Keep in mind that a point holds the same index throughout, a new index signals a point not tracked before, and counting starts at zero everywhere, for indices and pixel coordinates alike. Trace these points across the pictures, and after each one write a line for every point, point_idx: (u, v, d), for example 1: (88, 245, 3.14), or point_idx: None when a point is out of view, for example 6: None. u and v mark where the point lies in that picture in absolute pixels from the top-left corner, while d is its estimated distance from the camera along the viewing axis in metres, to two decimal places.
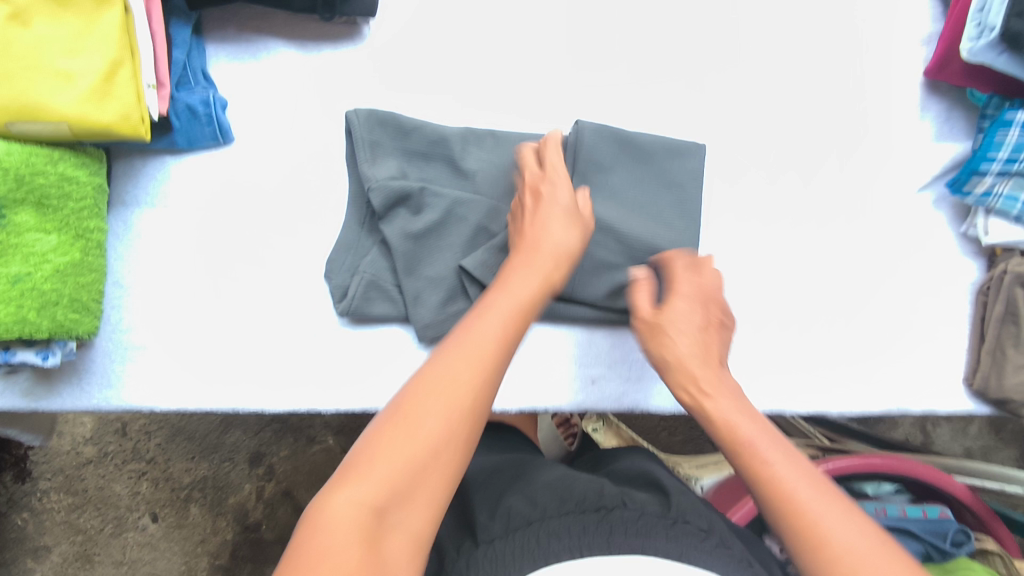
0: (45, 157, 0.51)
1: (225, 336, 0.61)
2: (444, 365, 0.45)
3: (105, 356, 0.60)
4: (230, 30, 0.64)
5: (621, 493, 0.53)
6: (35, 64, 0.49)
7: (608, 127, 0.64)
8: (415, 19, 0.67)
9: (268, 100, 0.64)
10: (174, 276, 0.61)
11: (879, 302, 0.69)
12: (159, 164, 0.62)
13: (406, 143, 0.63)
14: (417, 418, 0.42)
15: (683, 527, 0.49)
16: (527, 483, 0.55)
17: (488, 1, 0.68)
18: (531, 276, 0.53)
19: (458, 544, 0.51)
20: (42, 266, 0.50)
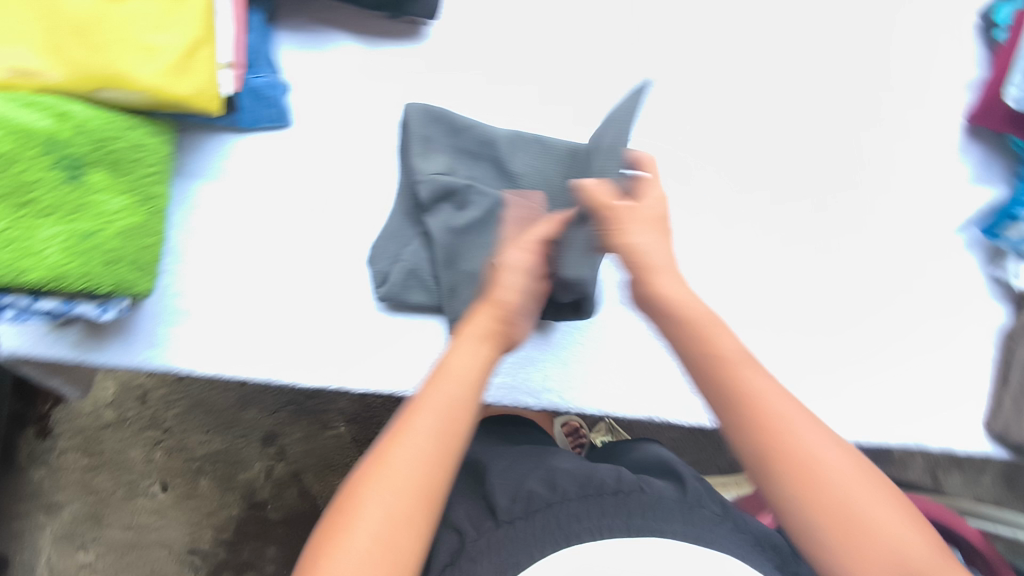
0: (122, 124, 0.54)
1: (266, 310, 0.64)
2: (387, 466, 0.44)
3: (151, 317, 0.62)
4: (299, 20, 0.67)
5: (639, 480, 0.54)
6: (125, 37, 0.52)
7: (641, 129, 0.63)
8: (474, 24, 0.70)
9: (329, 89, 0.67)
10: (224, 249, 0.64)
11: (902, 337, 0.70)
12: (220, 140, 0.64)
13: (458, 142, 0.65)
14: (357, 527, 0.43)
15: (699, 511, 0.52)
16: (544, 468, 0.57)
17: (545, 13, 0.71)
18: (467, 348, 0.51)
19: (477, 525, 0.51)
20: (110, 225, 0.53)
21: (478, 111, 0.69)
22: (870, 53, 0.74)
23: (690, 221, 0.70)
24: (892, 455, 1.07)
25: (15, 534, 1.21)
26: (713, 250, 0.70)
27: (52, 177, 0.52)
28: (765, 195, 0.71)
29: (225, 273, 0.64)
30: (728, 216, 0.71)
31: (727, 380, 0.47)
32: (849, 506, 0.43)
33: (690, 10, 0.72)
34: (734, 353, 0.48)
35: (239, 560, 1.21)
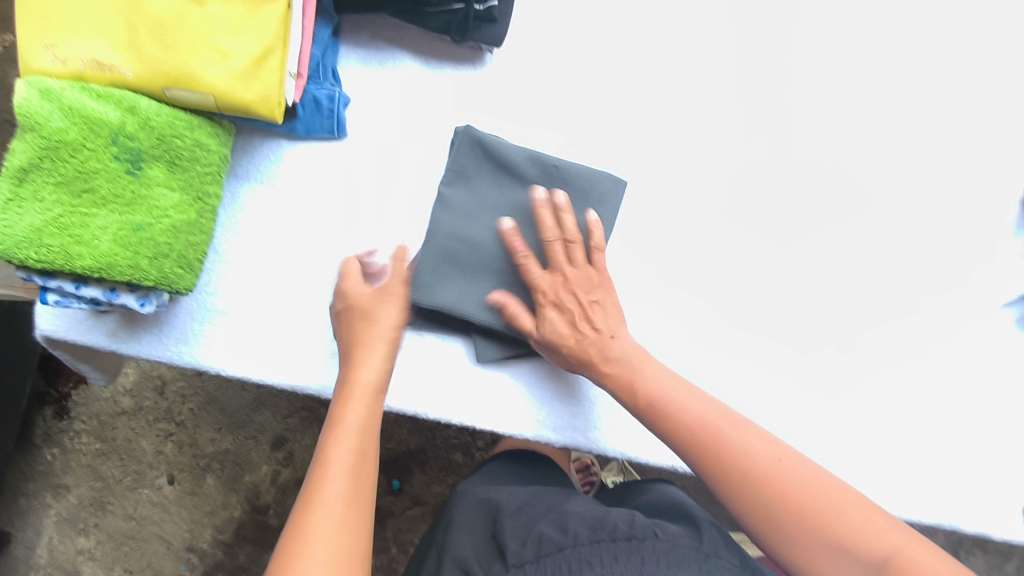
0: (185, 122, 0.55)
1: (299, 316, 0.64)
2: (319, 529, 0.48)
3: (187, 314, 0.63)
4: (364, 36, 0.68)
5: (652, 524, 0.52)
6: (199, 39, 0.53)
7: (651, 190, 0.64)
8: (534, 55, 0.70)
9: (386, 105, 0.68)
10: (265, 252, 0.64)
11: (944, 410, 0.68)
12: (274, 146, 0.65)
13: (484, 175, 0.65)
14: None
15: (716, 562, 0.49)
16: (557, 511, 0.55)
17: (605, 49, 0.71)
18: (360, 404, 0.55)
19: (488, 566, 0.51)
20: (162, 220, 0.54)
21: (529, 140, 0.69)
22: (932, 117, 0.72)
23: (732, 269, 0.69)
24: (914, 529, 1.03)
25: (19, 512, 1.20)
26: (753, 301, 0.69)
27: (113, 169, 0.53)
28: (812, 248, 0.70)
29: (264, 275, 0.64)
30: (773, 268, 0.69)
31: (675, 425, 0.56)
32: (822, 510, 0.50)
33: (752, 58, 0.72)
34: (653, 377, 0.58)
35: (234, 563, 1.20)
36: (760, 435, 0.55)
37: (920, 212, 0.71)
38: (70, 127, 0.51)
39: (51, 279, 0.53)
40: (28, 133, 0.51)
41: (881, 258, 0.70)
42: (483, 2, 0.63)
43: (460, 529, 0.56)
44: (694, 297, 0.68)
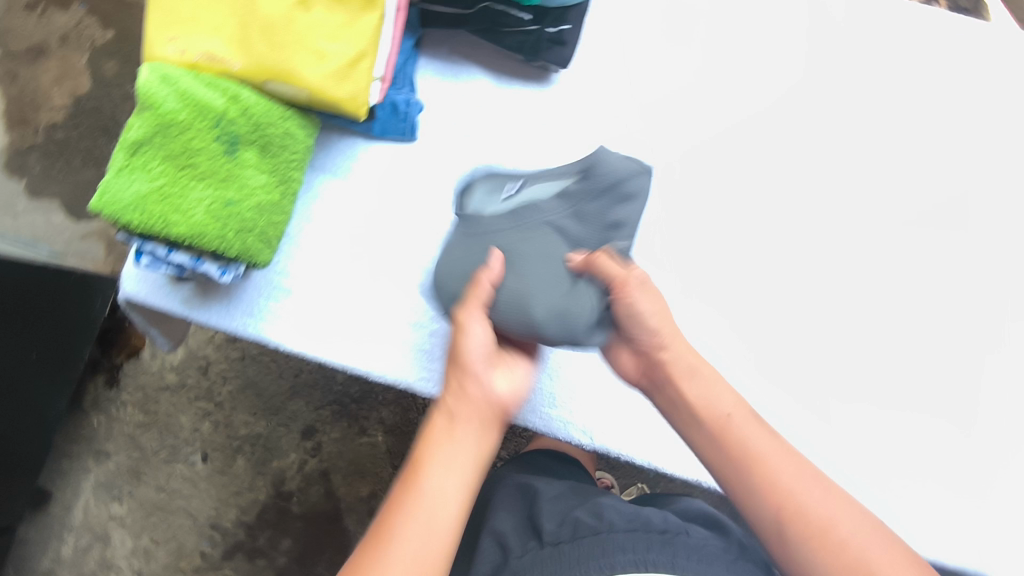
0: (279, 113, 0.61)
1: (356, 302, 0.68)
2: (403, 541, 0.46)
3: (256, 290, 0.68)
4: (442, 51, 0.74)
5: (684, 523, 0.56)
6: (302, 41, 0.60)
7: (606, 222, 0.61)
8: (598, 81, 0.75)
9: (455, 114, 0.73)
10: (331, 241, 0.69)
11: (977, 458, 0.68)
12: (350, 144, 0.71)
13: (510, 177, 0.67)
14: None
15: (741, 564, 0.53)
16: (596, 502, 0.58)
17: (665, 80, 0.75)
18: (470, 422, 0.52)
19: (523, 543, 0.54)
20: (249, 199, 0.60)
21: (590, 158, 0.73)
22: (988, 169, 0.73)
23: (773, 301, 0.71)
24: None
25: (60, 473, 1.27)
26: (796, 324, 0.70)
27: (213, 149, 0.59)
28: (855, 285, 0.71)
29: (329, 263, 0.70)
30: (812, 301, 0.71)
31: (739, 455, 0.54)
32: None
33: (809, 97, 0.74)
34: (732, 404, 0.56)
35: (253, 545, 1.24)
36: (816, 477, 0.53)
37: (969, 261, 0.72)
38: (182, 109, 0.58)
39: (147, 243, 0.59)
40: (146, 111, 0.58)
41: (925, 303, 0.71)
42: (556, 27, 0.69)
43: (499, 510, 0.59)
44: (731, 321, 0.70)
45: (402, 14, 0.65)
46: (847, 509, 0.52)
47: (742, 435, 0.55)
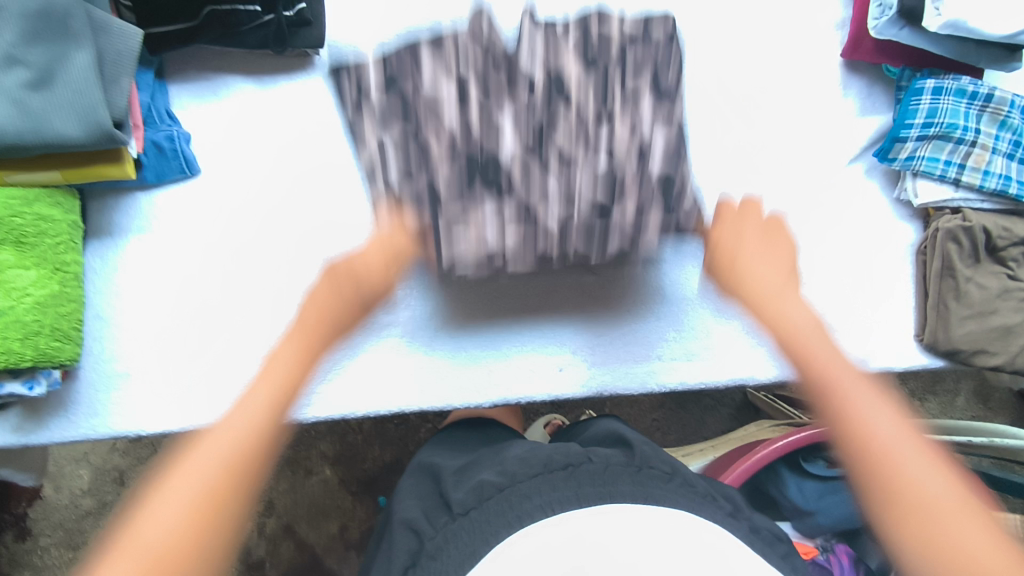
0: (21, 200, 0.54)
1: (212, 374, 0.66)
2: (201, 454, 0.41)
3: (91, 387, 0.64)
4: (191, 71, 0.69)
5: (585, 450, 0.53)
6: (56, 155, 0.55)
7: (108, 122, 0.52)
8: (314, 99, 0.71)
9: (221, 145, 0.69)
10: (171, 349, 0.66)
11: (809, 287, 0.73)
12: (92, 268, 0.66)
13: (74, 74, 0.52)
14: (143, 534, 0.38)
15: (649, 471, 0.51)
16: (496, 460, 0.55)
17: (304, 81, 0.71)
18: (219, 441, 0.42)
19: (434, 520, 0.50)
20: (23, 299, 0.53)
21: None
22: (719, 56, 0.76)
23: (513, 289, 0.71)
24: None
25: None
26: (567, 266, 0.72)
27: None
28: None
29: None
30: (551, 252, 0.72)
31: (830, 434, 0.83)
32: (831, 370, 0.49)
33: None
34: (789, 444, 0.82)
35: None
36: None
37: (721, 135, 0.75)
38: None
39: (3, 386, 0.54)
40: None
41: (725, 166, 0.75)
42: (292, 9, 0.64)
43: (399, 499, 0.55)
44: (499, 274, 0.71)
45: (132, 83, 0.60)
46: None
47: (778, 453, 0.82)
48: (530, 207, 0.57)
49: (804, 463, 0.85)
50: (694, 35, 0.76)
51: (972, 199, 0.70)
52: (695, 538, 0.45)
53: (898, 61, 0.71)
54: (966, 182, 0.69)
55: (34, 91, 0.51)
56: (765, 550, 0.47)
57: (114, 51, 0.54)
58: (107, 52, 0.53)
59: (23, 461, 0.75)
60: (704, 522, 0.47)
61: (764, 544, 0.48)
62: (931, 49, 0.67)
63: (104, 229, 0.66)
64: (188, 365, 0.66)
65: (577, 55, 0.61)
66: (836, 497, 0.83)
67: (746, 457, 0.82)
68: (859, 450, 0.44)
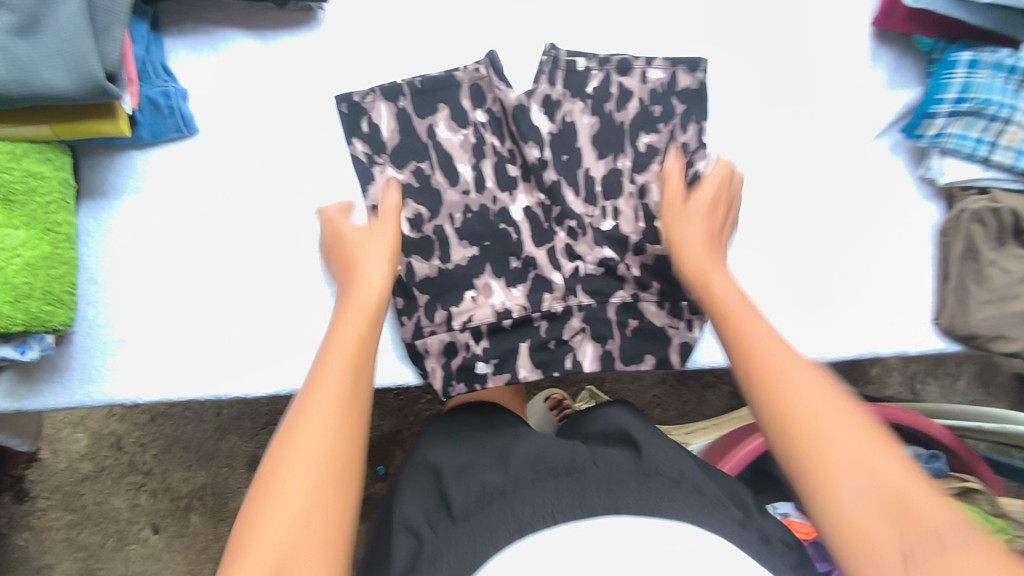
0: (7, 154, 0.51)
1: (211, 342, 0.64)
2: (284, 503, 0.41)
3: (83, 351, 0.62)
4: (188, 24, 0.65)
5: (592, 453, 0.53)
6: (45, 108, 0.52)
7: (99, 74, 0.49)
8: (316, 58, 0.67)
9: (220, 103, 0.66)
10: (167, 316, 0.64)
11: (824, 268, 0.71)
12: (85, 228, 0.63)
13: (61, 21, 0.48)
14: (298, 450, 0.43)
15: (656, 478, 0.50)
16: (501, 460, 0.55)
17: (307, 37, 0.67)
18: (345, 359, 0.49)
19: (434, 523, 0.49)
20: (12, 260, 0.50)
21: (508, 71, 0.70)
22: (741, 24, 0.73)
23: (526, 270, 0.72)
24: (872, 373, 1.20)
25: None
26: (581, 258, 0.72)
27: None
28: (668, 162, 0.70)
29: None
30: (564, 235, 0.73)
31: None
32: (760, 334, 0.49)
33: None
34: None
35: None
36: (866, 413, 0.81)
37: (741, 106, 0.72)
38: None
39: None
40: None
41: (742, 140, 0.72)
42: None
43: (403, 498, 0.55)
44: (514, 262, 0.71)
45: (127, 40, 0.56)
46: (889, 412, 0.81)
47: None
48: (529, 319, 0.68)
49: None
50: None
51: (1002, 178, 0.67)
52: (704, 555, 0.43)
53: (932, 31, 0.68)
54: (997, 161, 0.66)
55: (19, 37, 0.48)
56: (774, 563, 0.46)
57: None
58: None
59: (19, 425, 0.74)
60: (711, 536, 0.45)
61: (775, 559, 0.46)
62: (968, 18, 0.64)
63: (98, 189, 0.63)
64: (186, 332, 0.64)
65: (576, 94, 0.69)
66: None
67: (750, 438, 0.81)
68: (783, 437, 0.43)
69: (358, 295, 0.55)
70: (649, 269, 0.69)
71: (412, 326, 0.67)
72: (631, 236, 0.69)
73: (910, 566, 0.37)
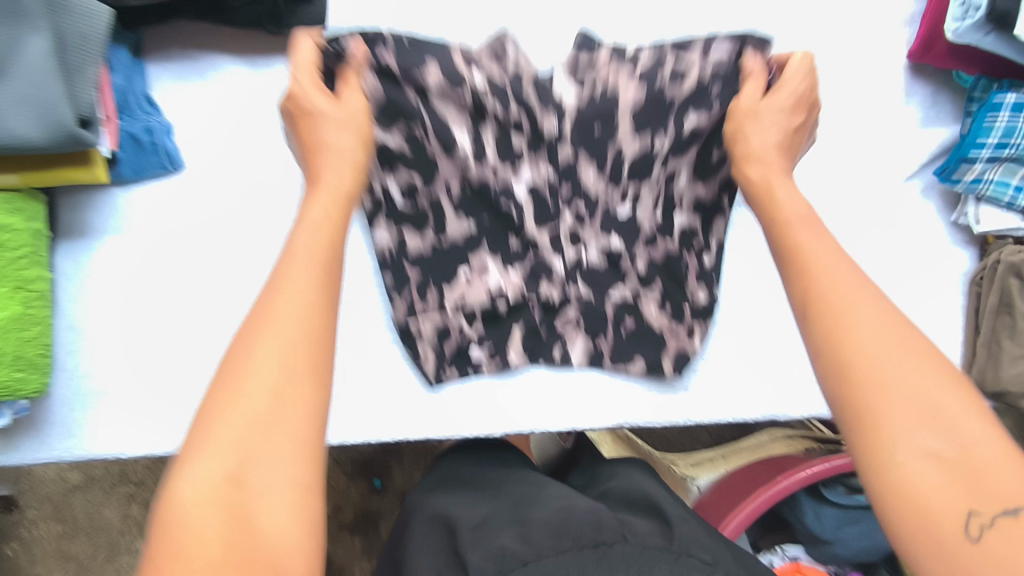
0: None
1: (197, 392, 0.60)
2: (214, 471, 0.32)
3: (62, 405, 0.59)
4: (174, 49, 0.60)
5: (620, 524, 0.48)
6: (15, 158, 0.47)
7: (74, 124, 0.45)
8: None
9: (208, 135, 0.61)
10: (152, 365, 0.60)
11: None
12: (63, 272, 0.59)
13: (30, 64, 0.44)
14: (243, 393, 0.34)
15: (687, 562, 0.45)
16: (520, 520, 0.50)
17: None
18: (300, 291, 0.38)
19: None
20: None
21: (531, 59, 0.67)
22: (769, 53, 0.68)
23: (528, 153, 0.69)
24: None
25: None
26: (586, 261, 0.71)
27: None
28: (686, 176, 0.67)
29: None
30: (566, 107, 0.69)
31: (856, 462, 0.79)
32: (848, 314, 0.38)
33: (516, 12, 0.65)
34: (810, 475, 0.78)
35: None
36: None
37: None
38: None
39: None
40: None
41: None
42: None
43: (413, 560, 0.51)
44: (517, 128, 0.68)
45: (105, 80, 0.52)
46: None
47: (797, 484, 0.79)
48: (525, 305, 0.69)
49: (825, 489, 0.81)
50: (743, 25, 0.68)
51: None
52: None
53: (974, 68, 0.63)
54: None
55: None
56: None
57: (76, 31, 0.45)
58: (67, 31, 0.45)
59: None
60: None
61: None
62: (1017, 58, 0.59)
63: (76, 229, 0.59)
64: (172, 382, 0.60)
65: (620, 65, 0.64)
66: (856, 529, 0.79)
67: (764, 488, 0.78)
68: (851, 417, 0.36)
69: (312, 211, 0.45)
70: (656, 264, 0.69)
71: (404, 303, 0.67)
72: (645, 224, 0.68)
73: (975, 523, 0.31)
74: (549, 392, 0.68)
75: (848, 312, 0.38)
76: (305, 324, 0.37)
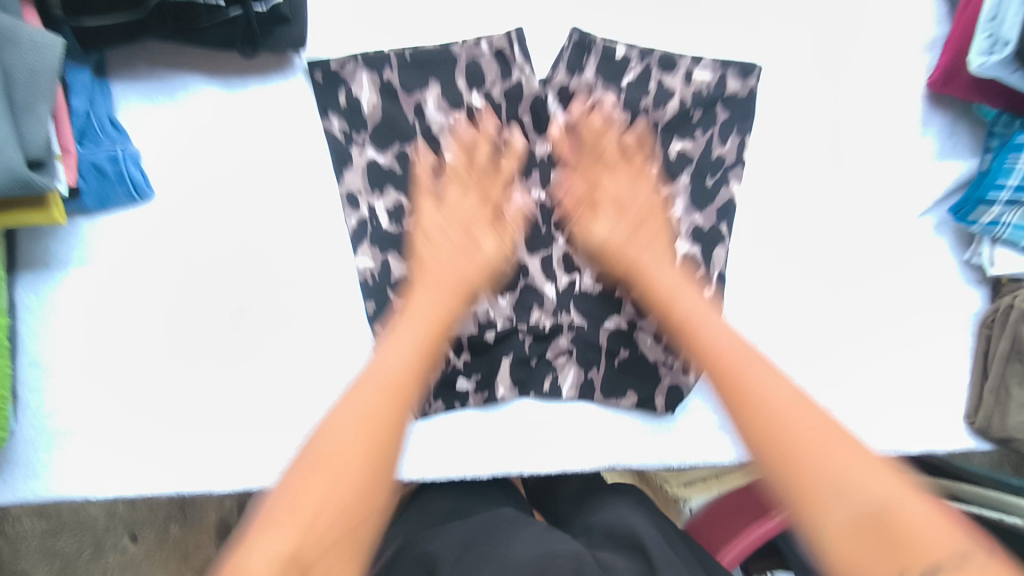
0: None
1: (163, 431, 0.57)
2: (278, 543, 0.36)
3: (27, 444, 0.56)
4: (142, 67, 0.56)
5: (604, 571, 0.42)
6: None
7: (23, 166, 0.41)
8: (290, 106, 0.58)
9: (176, 159, 0.57)
10: (118, 404, 0.57)
11: (854, 357, 0.64)
12: (25, 305, 0.56)
13: None
14: (326, 472, 0.39)
15: None
16: (499, 562, 0.44)
17: (281, 82, 0.58)
18: (375, 378, 0.44)
19: None
20: None
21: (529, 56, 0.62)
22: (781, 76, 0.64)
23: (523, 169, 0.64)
24: None
25: None
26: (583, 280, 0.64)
27: None
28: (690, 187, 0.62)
29: None
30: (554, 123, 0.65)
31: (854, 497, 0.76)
32: (738, 361, 0.45)
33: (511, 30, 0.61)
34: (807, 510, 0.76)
35: None
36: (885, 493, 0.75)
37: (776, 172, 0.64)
38: None
39: None
40: None
41: (775, 210, 0.64)
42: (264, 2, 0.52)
43: None
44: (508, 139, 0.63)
45: (61, 111, 0.48)
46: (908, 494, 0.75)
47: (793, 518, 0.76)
48: (513, 332, 0.61)
49: None
50: (752, 46, 0.63)
51: None
52: None
53: (996, 102, 0.60)
54: None
55: None
56: None
57: (24, 63, 0.41)
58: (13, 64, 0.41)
59: None
60: None
61: None
62: None
63: (37, 260, 0.56)
64: (139, 421, 0.57)
65: (610, 83, 0.61)
66: None
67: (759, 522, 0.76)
68: (786, 479, 0.38)
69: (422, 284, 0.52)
70: None
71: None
72: None
73: None
74: (539, 424, 0.61)
75: (756, 379, 0.43)
76: (383, 412, 0.42)
